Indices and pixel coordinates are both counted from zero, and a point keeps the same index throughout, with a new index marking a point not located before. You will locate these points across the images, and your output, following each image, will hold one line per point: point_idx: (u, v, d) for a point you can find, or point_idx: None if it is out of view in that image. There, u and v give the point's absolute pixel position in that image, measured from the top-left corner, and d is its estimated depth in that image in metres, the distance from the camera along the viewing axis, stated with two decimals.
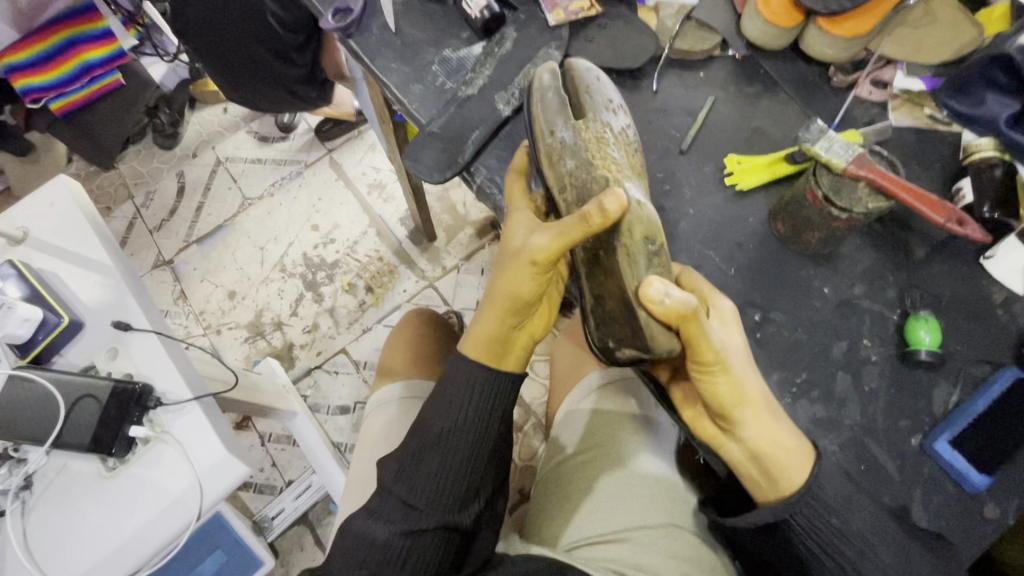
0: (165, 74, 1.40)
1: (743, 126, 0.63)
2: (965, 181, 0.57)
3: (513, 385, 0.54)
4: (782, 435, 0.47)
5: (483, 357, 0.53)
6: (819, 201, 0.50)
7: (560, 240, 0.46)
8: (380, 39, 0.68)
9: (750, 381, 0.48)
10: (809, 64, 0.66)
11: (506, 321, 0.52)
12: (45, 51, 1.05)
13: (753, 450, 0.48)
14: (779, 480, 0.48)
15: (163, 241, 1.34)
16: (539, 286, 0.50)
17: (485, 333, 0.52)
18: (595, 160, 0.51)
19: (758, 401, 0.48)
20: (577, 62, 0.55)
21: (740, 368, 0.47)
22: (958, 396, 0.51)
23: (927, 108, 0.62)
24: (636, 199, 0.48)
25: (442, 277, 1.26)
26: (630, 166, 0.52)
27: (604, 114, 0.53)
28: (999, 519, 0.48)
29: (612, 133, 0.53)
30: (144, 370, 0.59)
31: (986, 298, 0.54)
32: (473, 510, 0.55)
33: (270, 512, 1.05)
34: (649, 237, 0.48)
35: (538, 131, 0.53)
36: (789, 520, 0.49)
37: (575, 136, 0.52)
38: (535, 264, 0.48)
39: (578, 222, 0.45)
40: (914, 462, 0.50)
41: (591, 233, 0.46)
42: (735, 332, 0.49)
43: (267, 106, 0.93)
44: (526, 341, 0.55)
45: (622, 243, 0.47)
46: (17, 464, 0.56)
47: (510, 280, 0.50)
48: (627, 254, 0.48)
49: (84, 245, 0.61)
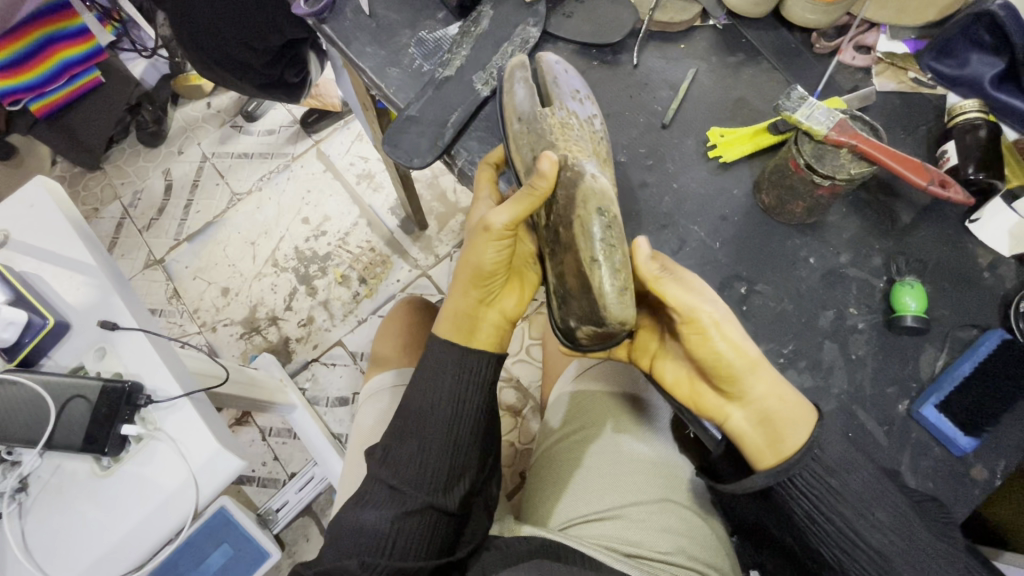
0: (145, 69, 1.35)
1: (725, 97, 0.62)
2: (951, 143, 0.55)
3: (490, 366, 0.54)
4: (784, 390, 0.47)
5: (452, 333, 0.54)
6: (802, 169, 0.50)
7: (513, 207, 0.47)
8: (356, 23, 0.66)
9: (745, 341, 0.47)
10: (792, 31, 0.65)
11: (472, 294, 0.52)
12: (26, 48, 1.03)
13: (755, 409, 0.47)
14: (781, 442, 0.46)
15: (153, 241, 1.32)
16: (502, 259, 0.50)
17: (453, 307, 0.53)
18: (559, 142, 0.50)
19: (760, 361, 0.47)
20: (545, 56, 0.54)
21: (732, 328, 0.46)
22: (945, 359, 0.51)
23: (910, 72, 0.61)
24: (591, 172, 0.48)
25: (435, 265, 1.25)
26: (596, 149, 0.51)
27: (571, 102, 0.52)
28: (987, 480, 0.48)
29: (578, 121, 0.51)
30: (133, 368, 0.59)
31: (973, 261, 0.54)
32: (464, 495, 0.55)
33: (274, 504, 1.07)
34: (603, 208, 0.47)
35: (510, 117, 0.52)
36: (787, 484, 0.47)
37: (540, 121, 0.51)
38: (490, 234, 0.48)
39: (528, 191, 0.47)
40: (901, 428, 0.50)
41: (541, 200, 0.48)
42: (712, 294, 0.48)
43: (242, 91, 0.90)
44: (498, 320, 0.54)
45: (577, 215, 0.47)
46: (12, 466, 0.56)
47: (470, 254, 0.51)
48: (580, 224, 0.47)
49: (68, 246, 0.61)
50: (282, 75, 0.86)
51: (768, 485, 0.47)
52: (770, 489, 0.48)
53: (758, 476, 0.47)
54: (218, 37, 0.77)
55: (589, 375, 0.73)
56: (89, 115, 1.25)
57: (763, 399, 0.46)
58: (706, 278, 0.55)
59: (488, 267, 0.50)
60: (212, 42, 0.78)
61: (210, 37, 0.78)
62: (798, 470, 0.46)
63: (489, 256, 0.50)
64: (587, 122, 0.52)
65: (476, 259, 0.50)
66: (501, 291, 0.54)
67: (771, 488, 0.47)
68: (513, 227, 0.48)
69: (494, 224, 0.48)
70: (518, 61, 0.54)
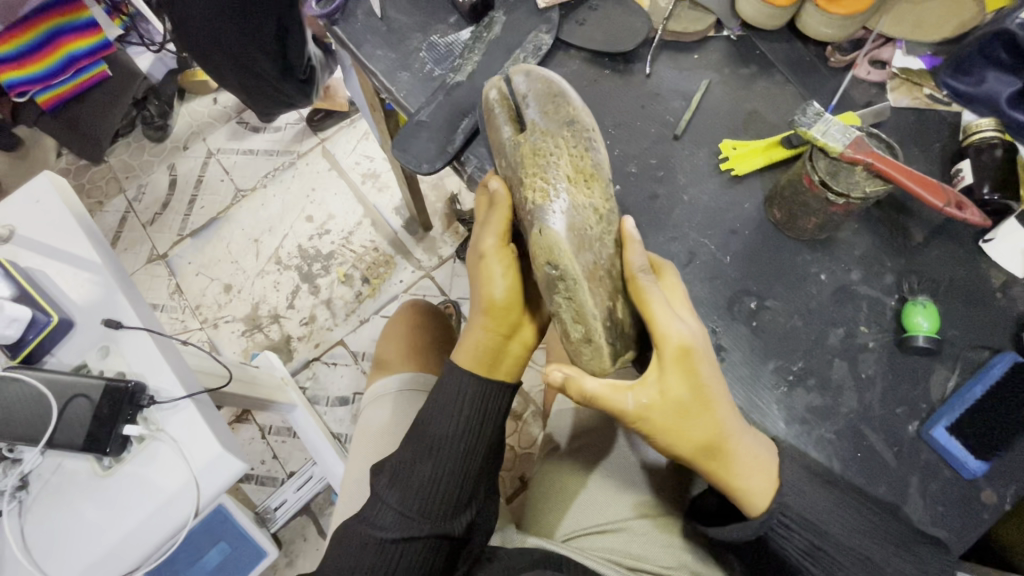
0: (152, 65, 1.33)
1: (737, 109, 0.62)
2: (965, 162, 0.55)
3: (505, 395, 0.54)
4: (743, 472, 0.46)
5: (473, 366, 0.52)
6: (816, 186, 0.49)
7: (492, 227, 0.48)
8: (367, 26, 0.66)
9: (697, 437, 0.44)
10: (807, 44, 0.64)
11: (491, 329, 0.50)
12: (30, 43, 0.99)
13: (705, 475, 0.47)
14: (748, 500, 0.47)
15: (156, 235, 1.32)
16: (513, 285, 0.49)
17: (474, 344, 0.51)
18: (527, 175, 0.47)
19: (719, 449, 0.45)
20: (518, 68, 0.51)
21: (684, 424, 0.44)
22: (956, 380, 0.51)
23: (926, 88, 0.61)
24: (554, 218, 0.45)
25: (438, 266, 1.25)
26: (576, 169, 0.47)
27: (555, 122, 0.48)
28: (997, 505, 0.48)
29: (554, 143, 0.47)
30: (137, 368, 0.58)
31: (985, 282, 0.54)
32: (466, 518, 0.55)
33: (272, 503, 1.06)
34: (552, 261, 0.45)
35: (496, 143, 0.50)
36: (768, 535, 0.47)
37: (514, 150, 0.48)
38: (488, 259, 0.48)
39: (500, 211, 0.49)
40: (910, 449, 0.50)
41: (509, 210, 0.49)
42: (678, 381, 0.43)
43: (262, 104, 0.89)
44: (519, 352, 0.53)
45: (540, 275, 0.46)
46: (12, 464, 0.56)
47: (481, 285, 0.50)
48: (548, 284, 0.46)
49: (72, 244, 0.60)
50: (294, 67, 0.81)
51: (759, 532, 0.47)
52: (762, 538, 0.48)
53: (748, 524, 0.48)
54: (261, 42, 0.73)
55: None
56: (94, 108, 1.22)
57: (720, 473, 0.46)
58: (715, 292, 0.54)
59: (499, 296, 0.49)
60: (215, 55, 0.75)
61: (249, 60, 0.76)
62: (784, 515, 0.46)
63: (497, 287, 0.49)
64: (571, 135, 0.47)
65: (486, 290, 0.49)
66: (521, 323, 0.51)
67: (759, 536, 0.48)
68: (506, 243, 0.49)
69: (485, 246, 0.48)
70: (496, 82, 0.52)
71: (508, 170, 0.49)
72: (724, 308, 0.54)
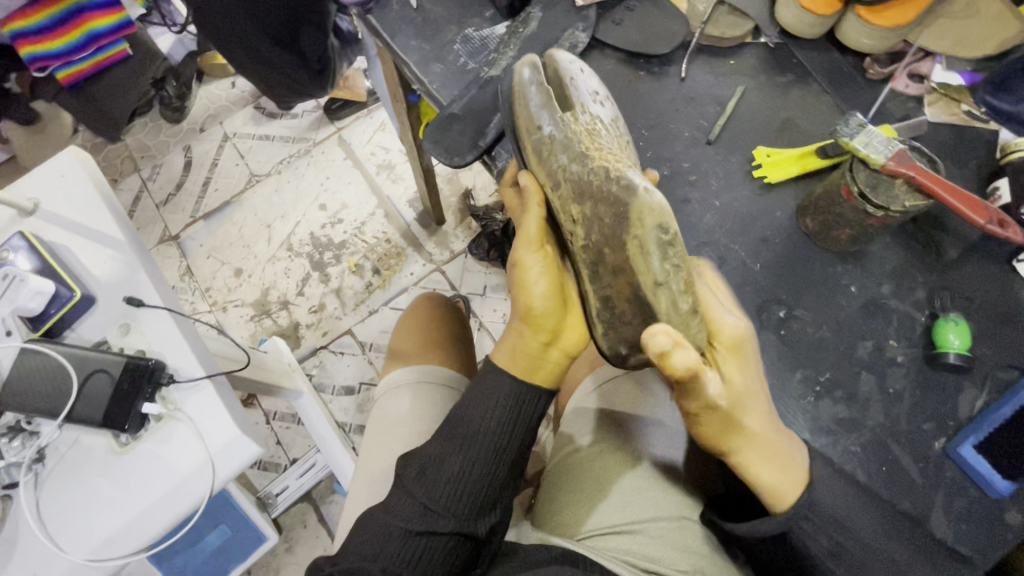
0: (172, 46, 1.34)
1: (773, 117, 0.61)
2: (1003, 181, 0.55)
3: (541, 400, 0.54)
4: (772, 461, 0.46)
5: (514, 371, 0.53)
6: (854, 197, 0.49)
7: (527, 232, 0.50)
8: (401, 15, 0.66)
9: (755, 423, 0.45)
10: (844, 54, 0.64)
11: (530, 337, 0.51)
12: (56, 16, 1.00)
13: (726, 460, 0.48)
14: (780, 493, 0.46)
15: (169, 216, 1.32)
16: (550, 288, 0.50)
17: (514, 349, 0.52)
18: (590, 151, 0.47)
19: (761, 439, 0.45)
20: (557, 54, 0.51)
21: (739, 413, 0.44)
22: (984, 399, 0.51)
23: (964, 104, 0.60)
24: (641, 185, 0.43)
25: (450, 261, 1.25)
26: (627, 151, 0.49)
27: (590, 104, 0.50)
28: (1020, 525, 0.48)
29: (602, 125, 0.49)
30: (157, 347, 0.58)
31: (1016, 302, 0.54)
32: (489, 520, 0.54)
33: (273, 489, 1.06)
34: (662, 226, 0.42)
35: (526, 126, 0.50)
36: (792, 531, 0.46)
37: (563, 129, 0.48)
38: (523, 267, 0.50)
39: (533, 211, 0.51)
40: (936, 465, 0.50)
41: (541, 211, 0.51)
42: (738, 370, 0.45)
43: (281, 92, 0.88)
44: (560, 358, 0.53)
45: (633, 235, 0.43)
46: (29, 437, 0.56)
47: (520, 294, 0.51)
48: (637, 246, 0.43)
49: (95, 219, 0.60)
50: (307, 59, 0.81)
51: (783, 528, 0.46)
52: (784, 533, 0.47)
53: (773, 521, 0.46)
54: (294, 21, 0.74)
55: (608, 389, 0.73)
56: (113, 87, 1.20)
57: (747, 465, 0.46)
58: (745, 299, 0.54)
59: (538, 304, 0.50)
60: (231, 41, 0.75)
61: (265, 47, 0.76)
62: (806, 510, 0.46)
63: (537, 291, 0.50)
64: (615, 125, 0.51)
65: (525, 298, 0.50)
66: (561, 329, 0.52)
67: (784, 533, 0.47)
68: (540, 245, 0.51)
69: (519, 253, 0.50)
70: (529, 57, 0.50)
71: (563, 146, 0.48)
72: (753, 316, 0.54)
